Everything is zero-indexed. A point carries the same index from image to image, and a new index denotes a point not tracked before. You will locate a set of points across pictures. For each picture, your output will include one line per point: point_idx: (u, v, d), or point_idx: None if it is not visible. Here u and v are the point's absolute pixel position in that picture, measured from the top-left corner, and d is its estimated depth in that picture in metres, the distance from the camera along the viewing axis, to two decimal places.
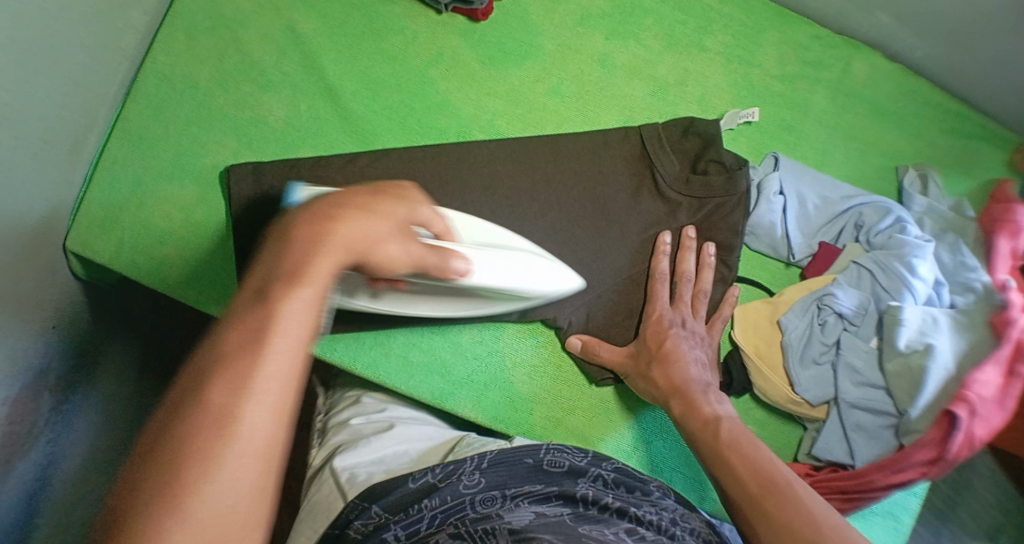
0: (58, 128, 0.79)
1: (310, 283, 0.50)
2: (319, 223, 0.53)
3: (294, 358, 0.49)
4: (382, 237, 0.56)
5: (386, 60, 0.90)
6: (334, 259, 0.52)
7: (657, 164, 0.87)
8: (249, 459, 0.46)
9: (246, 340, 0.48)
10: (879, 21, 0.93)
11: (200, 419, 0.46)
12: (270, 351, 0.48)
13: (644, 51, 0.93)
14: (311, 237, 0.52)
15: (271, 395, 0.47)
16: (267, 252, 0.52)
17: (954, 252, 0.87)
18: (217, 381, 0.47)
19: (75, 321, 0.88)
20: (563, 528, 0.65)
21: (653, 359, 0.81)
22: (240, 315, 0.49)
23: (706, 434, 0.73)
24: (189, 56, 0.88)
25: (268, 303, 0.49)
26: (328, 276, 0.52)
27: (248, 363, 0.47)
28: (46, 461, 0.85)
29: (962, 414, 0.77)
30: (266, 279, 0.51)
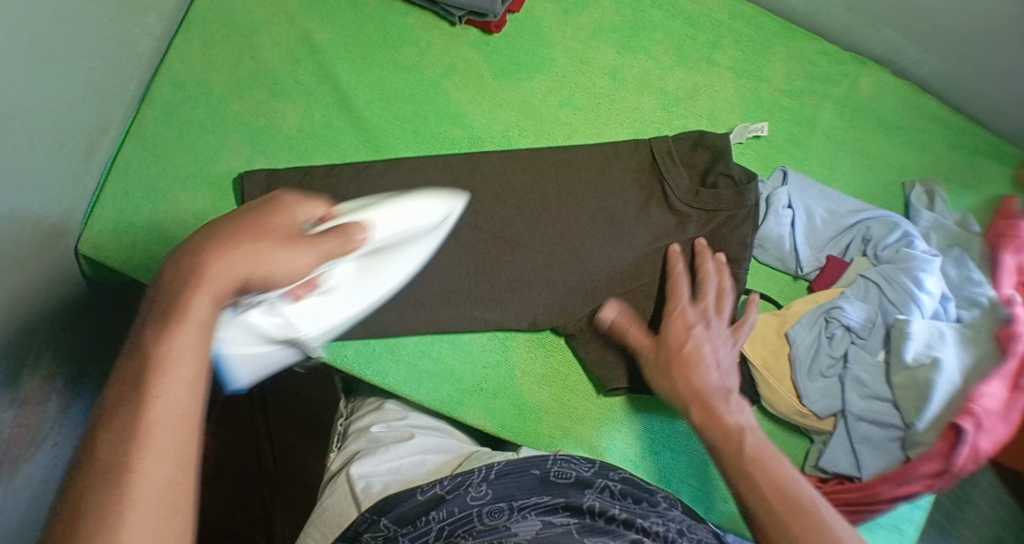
0: (73, 133, 0.79)
1: (189, 322, 0.52)
2: (221, 251, 0.55)
3: (185, 392, 0.50)
4: (281, 252, 0.57)
5: (400, 70, 0.91)
6: (203, 292, 0.53)
7: (667, 176, 0.87)
8: (155, 488, 0.47)
9: (138, 375, 0.50)
10: (887, 37, 0.95)
11: (92, 467, 0.47)
12: (154, 393, 0.49)
13: (655, 65, 0.94)
14: (202, 265, 0.54)
15: (162, 440, 0.49)
16: (163, 281, 0.54)
17: (959, 266, 0.88)
18: (109, 428, 0.48)
19: (85, 324, 0.88)
20: (567, 540, 0.66)
21: (669, 362, 0.77)
22: (125, 360, 0.51)
23: (726, 445, 0.70)
24: (204, 63, 0.89)
25: (160, 340, 0.51)
26: (207, 310, 0.53)
27: (147, 395, 0.49)
28: (48, 468, 0.87)
29: (968, 427, 0.77)
30: (159, 314, 0.52)
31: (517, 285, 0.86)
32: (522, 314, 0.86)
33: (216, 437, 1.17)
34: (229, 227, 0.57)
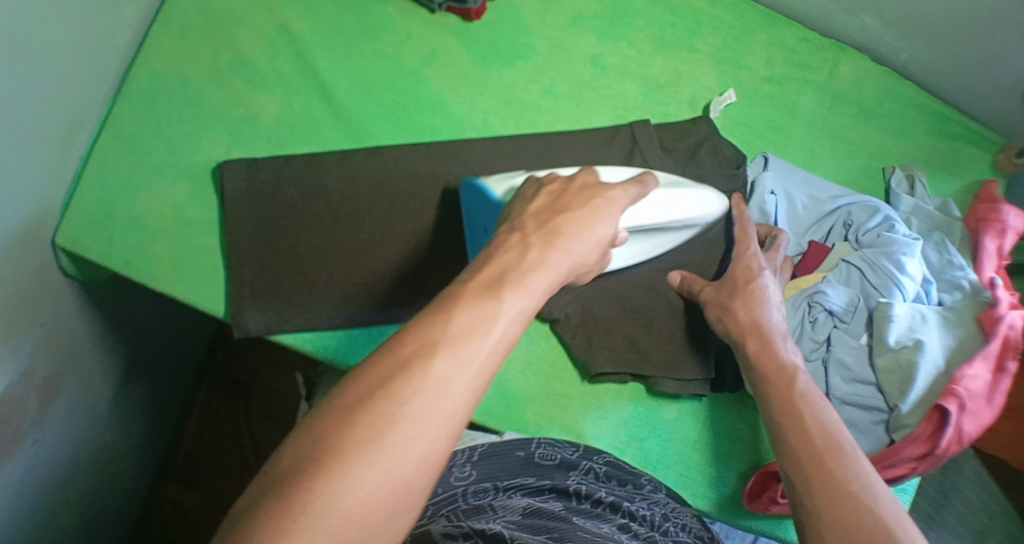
0: (52, 124, 0.78)
1: (528, 294, 0.57)
2: (521, 245, 0.61)
3: (500, 355, 0.53)
4: (582, 236, 0.64)
5: (379, 59, 0.90)
6: (548, 279, 0.59)
7: (653, 159, 0.87)
8: (435, 432, 0.49)
9: (468, 330, 0.52)
10: (866, 24, 0.95)
11: (420, 381, 0.50)
12: (487, 334, 0.53)
13: (635, 52, 0.94)
14: (525, 257, 0.60)
15: (467, 388, 0.51)
16: (493, 263, 0.59)
17: (940, 250, 0.89)
18: (444, 352, 0.51)
19: (63, 320, 0.86)
20: (558, 521, 0.67)
21: (735, 297, 0.80)
22: (469, 301, 0.54)
23: (781, 381, 0.73)
24: (181, 54, 0.88)
25: (497, 300, 0.55)
26: (539, 294, 0.58)
27: (462, 351, 0.52)
28: (29, 469, 0.84)
29: (952, 409, 0.77)
30: (490, 281, 0.57)
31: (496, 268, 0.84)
32: None
33: (197, 436, 1.24)
34: (531, 225, 0.63)
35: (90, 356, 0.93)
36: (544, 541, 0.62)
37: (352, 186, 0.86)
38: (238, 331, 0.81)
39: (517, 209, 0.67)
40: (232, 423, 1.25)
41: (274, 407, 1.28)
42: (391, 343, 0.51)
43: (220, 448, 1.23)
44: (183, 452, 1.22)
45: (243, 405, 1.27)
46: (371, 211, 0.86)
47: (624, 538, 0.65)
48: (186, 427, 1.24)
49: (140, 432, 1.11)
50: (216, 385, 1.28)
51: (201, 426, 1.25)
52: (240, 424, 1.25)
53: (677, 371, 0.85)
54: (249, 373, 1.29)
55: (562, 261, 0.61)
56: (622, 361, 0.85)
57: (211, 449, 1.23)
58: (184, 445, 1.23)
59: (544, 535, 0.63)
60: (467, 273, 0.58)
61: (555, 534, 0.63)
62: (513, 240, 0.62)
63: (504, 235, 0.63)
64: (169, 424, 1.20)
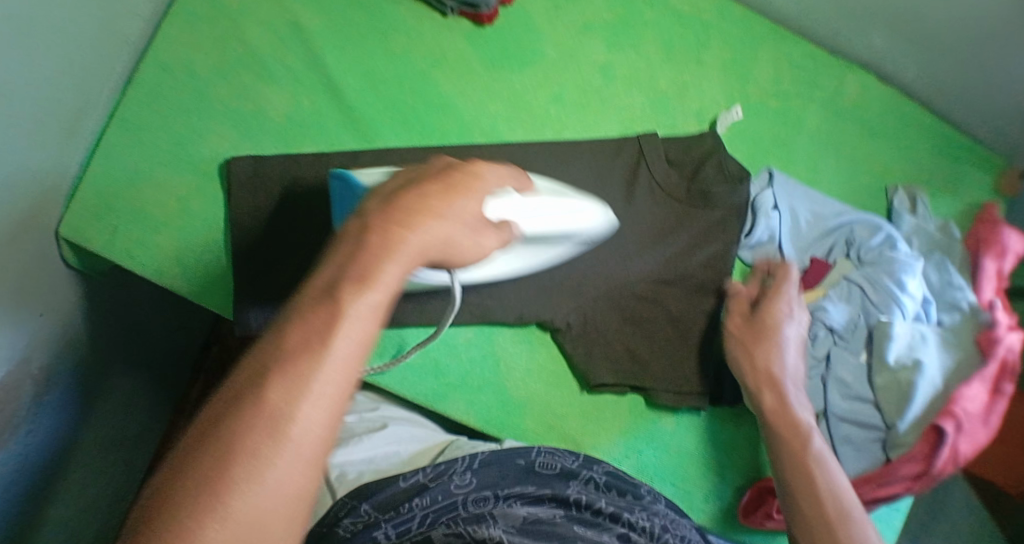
0: (58, 113, 0.77)
1: (378, 288, 0.51)
2: (365, 232, 0.53)
3: (347, 366, 0.49)
4: (445, 219, 0.56)
5: (389, 59, 0.90)
6: (400, 268, 0.52)
7: (655, 171, 0.87)
8: (285, 463, 0.46)
9: (307, 342, 0.48)
10: (874, 42, 0.96)
11: (257, 416, 0.47)
12: (331, 345, 0.49)
13: (645, 62, 0.94)
14: (365, 248, 0.52)
15: (316, 412, 0.47)
16: (332, 260, 0.52)
17: (941, 271, 0.89)
18: (277, 379, 0.47)
19: (60, 311, 0.85)
20: (559, 530, 0.69)
21: (768, 333, 0.82)
22: (303, 313, 0.50)
23: (790, 440, 0.78)
24: (189, 46, 0.87)
25: (335, 305, 0.49)
26: (394, 285, 0.52)
27: (308, 367, 0.48)
28: (21, 459, 0.83)
29: (950, 429, 0.77)
30: (328, 282, 0.51)
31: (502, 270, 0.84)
32: (509, 308, 0.84)
33: None
34: (373, 210, 0.54)
35: (85, 347, 0.92)
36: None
37: None
38: (241, 329, 0.82)
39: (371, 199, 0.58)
40: None
41: None
42: (229, 377, 0.49)
43: None
44: (172, 447, 1.21)
45: None
46: None
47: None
48: (177, 423, 1.22)
49: (133, 426, 1.10)
50: (208, 380, 1.26)
51: (193, 422, 1.23)
52: None
53: (677, 383, 0.85)
54: None
55: (416, 244, 0.54)
56: (622, 372, 0.85)
57: None
58: (174, 440, 1.21)
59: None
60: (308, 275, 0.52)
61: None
62: (354, 226, 0.54)
63: (346, 224, 0.54)
64: (159, 417, 1.19)
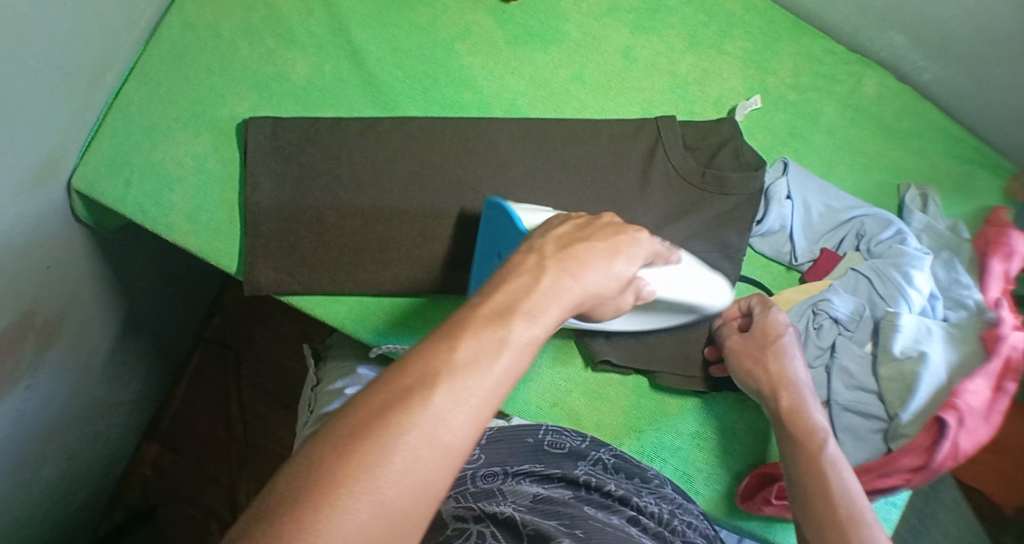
0: (82, 62, 0.78)
1: (540, 323, 0.53)
2: (535, 269, 0.57)
3: (503, 390, 0.51)
4: (601, 269, 0.59)
5: (413, 30, 0.91)
6: (561, 307, 0.55)
7: (673, 153, 0.87)
8: (433, 467, 0.48)
9: (474, 360, 0.50)
10: (893, 41, 0.97)
11: (418, 416, 0.48)
12: (495, 368, 0.51)
13: (666, 48, 0.95)
14: (538, 282, 0.56)
15: (467, 423, 0.49)
16: (503, 287, 0.55)
17: (948, 269, 0.90)
18: (442, 387, 0.49)
19: (71, 264, 0.85)
20: (569, 507, 0.68)
21: (762, 352, 0.80)
22: (475, 331, 0.51)
23: (808, 447, 0.74)
24: (216, 7, 0.88)
25: (506, 330, 0.52)
26: (553, 323, 0.55)
27: (473, 384, 0.50)
28: (19, 413, 0.83)
29: (950, 422, 0.78)
30: (500, 304, 0.53)
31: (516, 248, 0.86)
32: None
33: (185, 402, 1.22)
34: (549, 249, 0.59)
35: (92, 304, 0.92)
36: (555, 527, 0.63)
37: (375, 152, 0.85)
38: (251, 287, 0.82)
39: (540, 232, 0.62)
40: (223, 390, 1.23)
41: (266, 378, 1.25)
42: (393, 369, 0.50)
43: (208, 415, 1.21)
44: (170, 416, 1.21)
45: (234, 371, 1.24)
46: (392, 179, 0.85)
47: (634, 532, 0.67)
48: (175, 393, 1.21)
49: (131, 391, 1.09)
50: (209, 350, 1.25)
51: (190, 392, 1.22)
52: (230, 391, 1.23)
53: (681, 366, 0.86)
54: (242, 339, 1.26)
55: (577, 291, 0.57)
56: (627, 352, 0.85)
57: (198, 416, 1.21)
58: (172, 408, 1.21)
59: (557, 522, 0.65)
60: (478, 294, 0.55)
61: (566, 521, 0.65)
62: (534, 260, 0.57)
63: (520, 255, 0.58)
64: (158, 386, 1.18)
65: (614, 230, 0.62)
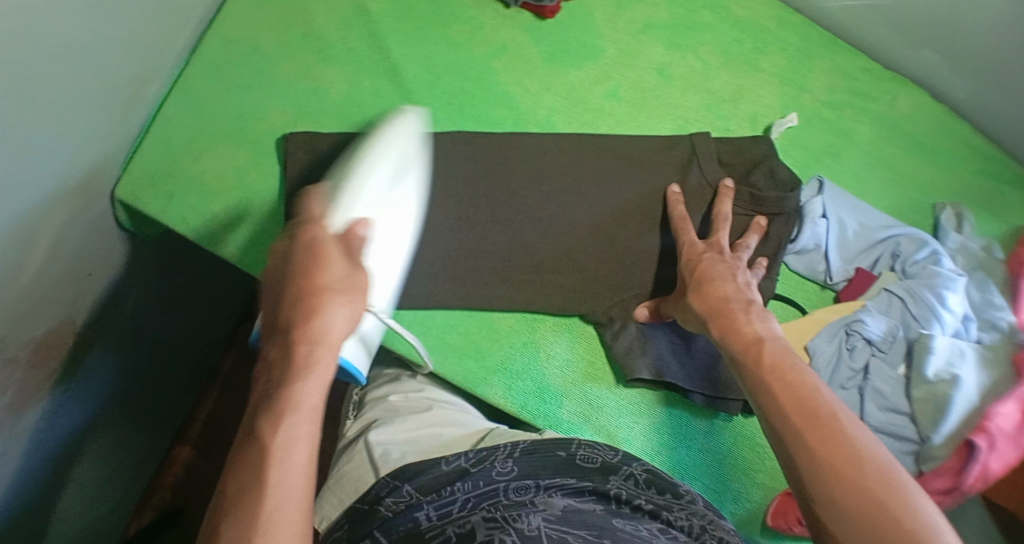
0: (126, 75, 0.79)
1: (300, 407, 0.56)
2: (272, 361, 0.59)
3: (293, 485, 0.54)
4: (314, 304, 0.59)
5: (451, 46, 0.92)
6: (313, 375, 0.57)
7: (709, 172, 0.88)
8: None
9: (250, 485, 0.53)
10: (927, 59, 0.97)
11: None
12: (273, 478, 0.53)
13: (701, 65, 0.95)
14: (279, 370, 0.58)
15: (277, 536, 0.52)
16: (258, 395, 0.58)
17: (982, 290, 0.88)
18: (228, 527, 0.52)
19: (109, 273, 0.87)
20: (597, 520, 0.67)
21: (688, 284, 0.77)
22: (241, 457, 0.55)
23: (748, 356, 0.68)
24: (259, 22, 0.90)
25: (261, 438, 0.55)
26: (314, 394, 0.57)
27: (275, 511, 0.52)
28: (53, 418, 0.84)
29: (981, 445, 0.78)
30: (260, 415, 0.56)
31: (549, 263, 0.87)
32: (551, 297, 0.86)
33: (217, 406, 1.24)
34: (276, 336, 0.59)
35: (129, 310, 0.93)
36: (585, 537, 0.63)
37: None
38: None
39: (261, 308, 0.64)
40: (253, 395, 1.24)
41: None
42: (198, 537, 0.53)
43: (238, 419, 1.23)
44: (201, 419, 1.23)
45: None
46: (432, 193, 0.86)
47: None
48: (208, 397, 1.23)
49: (160, 395, 1.10)
50: (241, 354, 1.27)
51: (223, 395, 1.25)
52: None
53: (710, 384, 0.86)
54: None
55: (326, 335, 0.59)
56: (658, 369, 0.85)
57: (227, 420, 1.23)
58: (204, 411, 1.23)
59: (585, 531, 0.64)
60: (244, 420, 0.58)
61: (596, 532, 0.65)
62: (270, 363, 0.59)
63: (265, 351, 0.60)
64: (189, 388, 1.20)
65: (323, 270, 0.61)
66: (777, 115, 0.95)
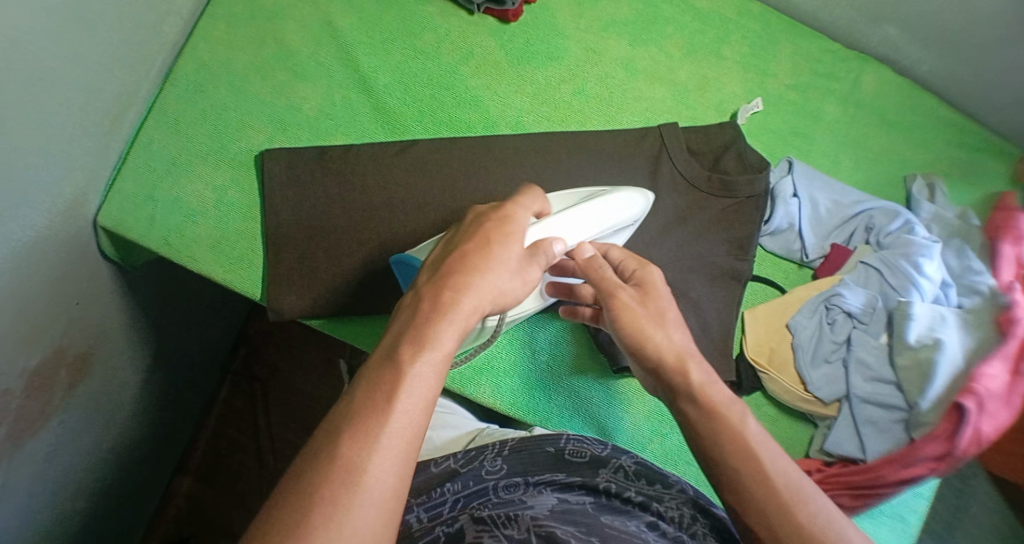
0: (101, 105, 0.81)
1: (440, 344, 0.59)
2: (417, 300, 0.62)
3: (417, 408, 0.57)
4: (491, 265, 0.63)
5: (420, 56, 0.94)
6: (466, 318, 0.61)
7: (679, 162, 0.89)
8: (376, 497, 0.54)
9: (375, 404, 0.56)
10: (888, 35, 0.99)
11: (333, 469, 0.54)
12: (396, 402, 0.56)
13: (665, 57, 0.97)
14: (434, 308, 0.60)
15: (394, 449, 0.55)
16: (394, 324, 0.61)
17: (960, 256, 0.89)
18: (347, 436, 0.55)
19: (98, 301, 0.88)
20: (584, 516, 0.68)
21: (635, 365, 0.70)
22: (369, 378, 0.58)
23: (707, 439, 0.66)
24: (228, 45, 0.92)
25: (396, 366, 0.58)
26: (456, 334, 0.60)
27: (383, 429, 0.55)
28: (52, 450, 0.85)
29: (970, 407, 0.78)
30: (388, 349, 0.59)
31: None
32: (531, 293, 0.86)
33: (216, 434, 1.23)
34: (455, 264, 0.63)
35: (121, 338, 0.94)
36: (569, 534, 0.64)
37: (386, 176, 0.88)
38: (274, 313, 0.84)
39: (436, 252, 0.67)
40: (251, 422, 1.24)
41: (294, 404, 1.26)
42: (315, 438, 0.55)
43: (238, 448, 1.23)
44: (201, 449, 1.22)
45: (261, 398, 1.26)
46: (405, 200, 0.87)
47: (651, 538, 0.66)
48: (206, 425, 1.23)
49: (157, 426, 1.11)
50: (238, 381, 1.27)
51: (221, 424, 1.24)
52: (259, 420, 1.24)
53: None
54: (269, 370, 1.28)
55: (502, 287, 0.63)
56: None
57: (230, 447, 1.22)
58: (202, 441, 1.22)
59: (572, 529, 0.65)
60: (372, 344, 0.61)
61: (584, 529, 0.65)
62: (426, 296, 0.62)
63: (418, 287, 0.63)
64: (189, 418, 1.21)
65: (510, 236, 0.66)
66: (744, 101, 0.97)
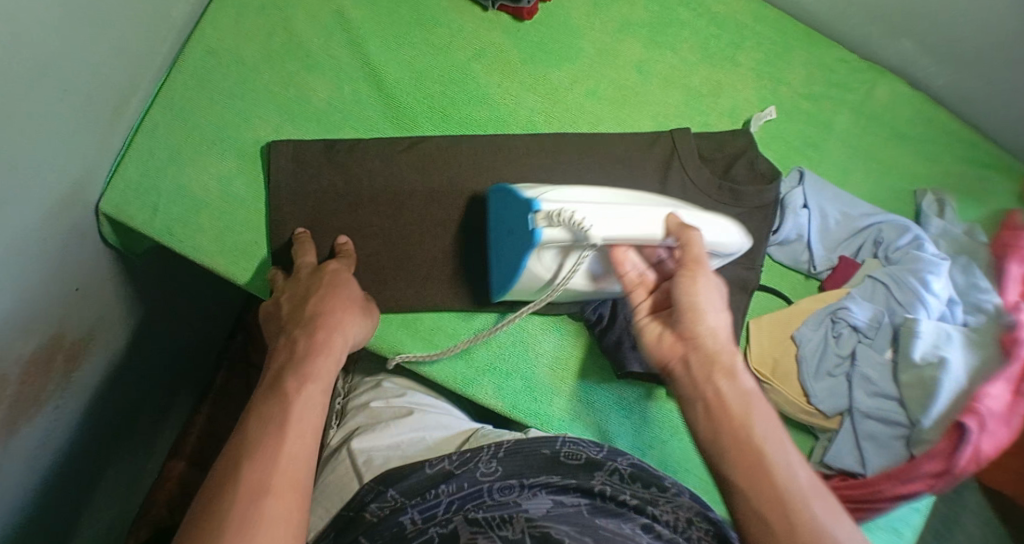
0: (107, 90, 0.79)
1: (319, 377, 0.70)
2: (291, 342, 0.73)
3: (307, 438, 0.65)
4: (346, 319, 0.76)
5: (431, 51, 0.93)
6: (335, 357, 0.72)
7: (689, 169, 0.88)
8: (278, 514, 0.60)
9: (267, 434, 0.64)
10: (903, 47, 0.98)
11: (237, 490, 0.61)
12: (287, 435, 0.64)
13: (679, 62, 0.96)
14: (298, 350, 0.72)
15: (288, 475, 0.62)
16: (273, 365, 0.72)
17: (966, 273, 0.89)
18: (245, 461, 0.62)
19: (96, 287, 0.87)
20: (580, 518, 0.66)
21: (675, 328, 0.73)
22: (261, 412, 0.66)
23: (723, 445, 0.67)
24: (237, 33, 0.90)
25: (283, 399, 0.67)
26: (329, 370, 0.71)
27: (271, 454, 0.63)
28: (46, 434, 0.84)
29: (971, 427, 0.78)
30: (277, 382, 0.69)
31: None
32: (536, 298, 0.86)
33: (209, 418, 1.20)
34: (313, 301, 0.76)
35: (118, 325, 0.93)
36: (565, 532, 0.62)
37: (394, 173, 0.87)
38: None
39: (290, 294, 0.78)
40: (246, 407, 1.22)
41: None
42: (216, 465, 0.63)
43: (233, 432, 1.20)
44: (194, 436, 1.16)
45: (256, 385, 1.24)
46: (411, 198, 0.87)
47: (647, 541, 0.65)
48: (201, 409, 1.20)
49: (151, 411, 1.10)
50: (233, 367, 1.25)
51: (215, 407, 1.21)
52: None
53: None
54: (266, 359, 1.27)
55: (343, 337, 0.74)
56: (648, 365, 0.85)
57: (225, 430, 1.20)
58: (196, 425, 1.18)
59: (568, 527, 0.64)
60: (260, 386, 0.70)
61: (579, 529, 0.64)
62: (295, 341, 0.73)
63: (288, 330, 0.75)
64: (184, 406, 1.20)
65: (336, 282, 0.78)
66: (757, 109, 0.96)
